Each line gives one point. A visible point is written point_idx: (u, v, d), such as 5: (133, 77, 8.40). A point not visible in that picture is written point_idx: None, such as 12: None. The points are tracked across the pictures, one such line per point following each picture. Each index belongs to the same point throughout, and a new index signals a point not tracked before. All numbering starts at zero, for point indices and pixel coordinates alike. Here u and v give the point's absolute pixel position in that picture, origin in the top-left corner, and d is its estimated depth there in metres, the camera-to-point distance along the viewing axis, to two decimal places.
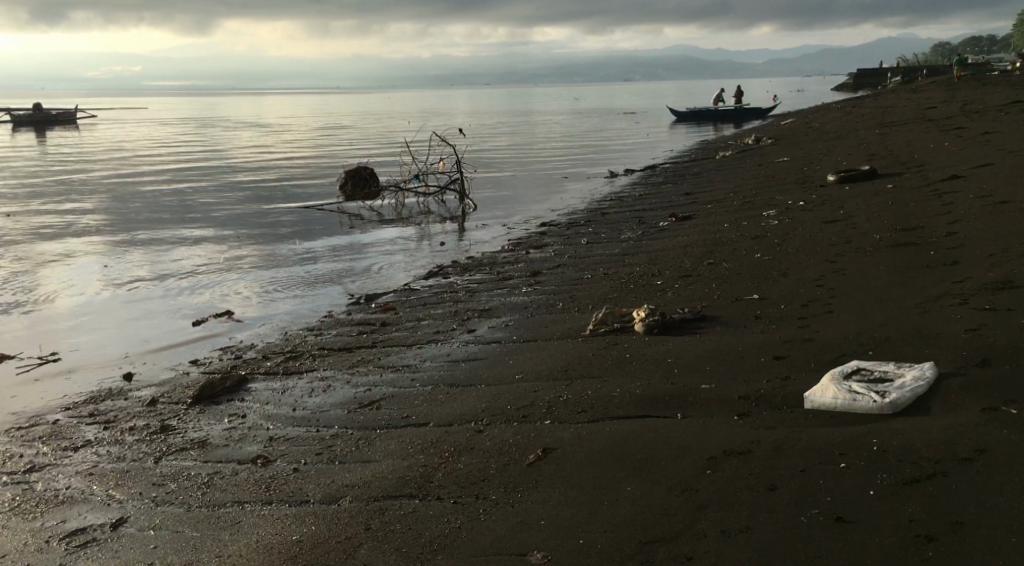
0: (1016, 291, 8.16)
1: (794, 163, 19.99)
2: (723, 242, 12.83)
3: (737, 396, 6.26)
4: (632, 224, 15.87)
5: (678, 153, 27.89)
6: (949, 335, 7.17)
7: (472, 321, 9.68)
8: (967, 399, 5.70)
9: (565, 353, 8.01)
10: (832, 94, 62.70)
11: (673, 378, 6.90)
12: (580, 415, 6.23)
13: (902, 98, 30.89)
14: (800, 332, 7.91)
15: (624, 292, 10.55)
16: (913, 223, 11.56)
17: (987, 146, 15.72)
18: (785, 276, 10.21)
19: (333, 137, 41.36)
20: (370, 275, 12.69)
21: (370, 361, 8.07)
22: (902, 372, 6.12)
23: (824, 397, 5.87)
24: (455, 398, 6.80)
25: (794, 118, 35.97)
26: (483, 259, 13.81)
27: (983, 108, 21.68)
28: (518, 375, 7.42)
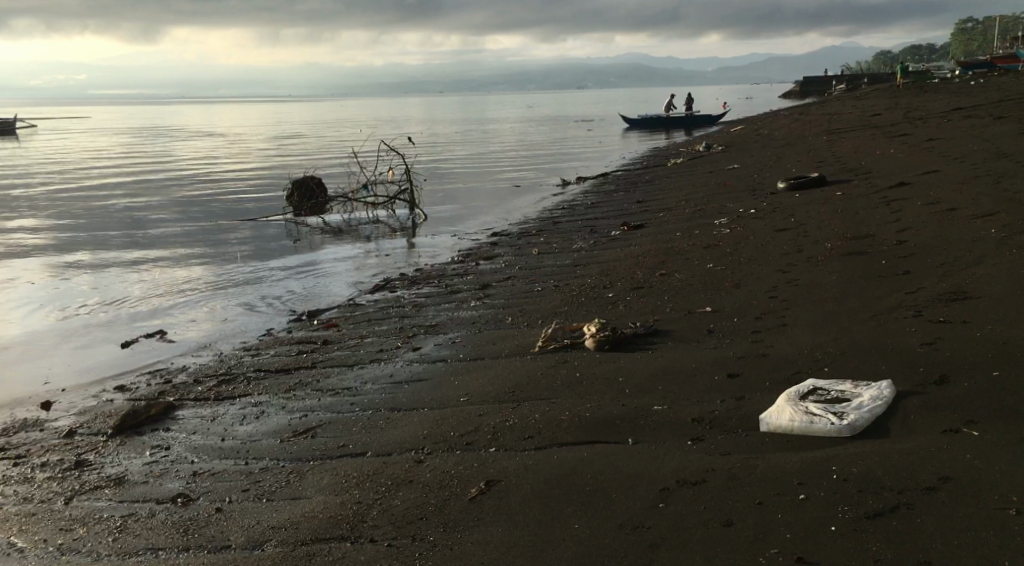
0: (969, 302, 8.03)
1: (742, 169, 19.97)
2: (674, 251, 12.63)
3: (690, 419, 5.98)
4: (584, 232, 15.67)
5: (628, 161, 27.85)
6: (905, 350, 6.99)
7: (417, 338, 9.33)
8: (928, 419, 5.49)
9: (515, 373, 7.63)
10: (784, 102, 63.42)
11: (623, 400, 6.60)
12: (527, 441, 5.92)
13: (849, 105, 31.47)
14: (754, 348, 7.69)
15: (577, 305, 10.23)
16: (864, 231, 11.47)
17: (934, 153, 15.78)
18: (738, 288, 10.01)
19: (284, 147, 40.77)
20: (314, 290, 12.33)
21: (309, 385, 7.72)
22: (860, 391, 5.88)
23: (780, 419, 5.62)
24: (397, 424, 6.47)
25: (741, 124, 36.21)
26: (431, 271, 13.49)
27: (924, 115, 21.93)
28: (463, 397, 7.08)
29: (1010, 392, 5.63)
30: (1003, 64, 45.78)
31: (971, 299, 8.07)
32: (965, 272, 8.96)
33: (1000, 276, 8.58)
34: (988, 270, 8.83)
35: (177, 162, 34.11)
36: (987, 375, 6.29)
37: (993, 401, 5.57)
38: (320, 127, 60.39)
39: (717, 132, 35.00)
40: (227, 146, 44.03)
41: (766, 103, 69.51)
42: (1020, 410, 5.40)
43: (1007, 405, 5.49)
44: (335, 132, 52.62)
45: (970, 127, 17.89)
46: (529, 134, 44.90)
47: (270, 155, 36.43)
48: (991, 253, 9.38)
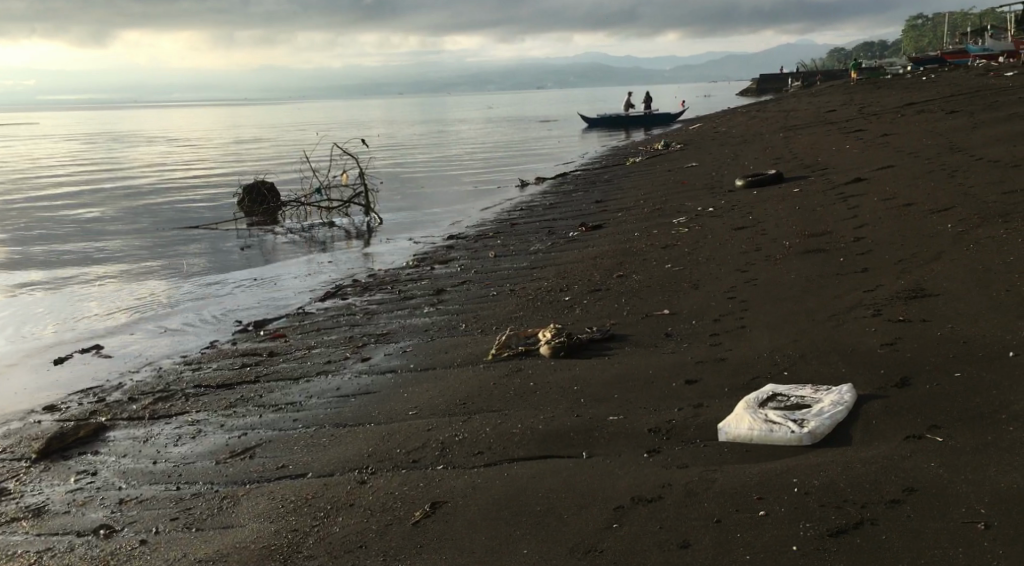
0: (927, 300, 7.88)
1: (700, 168, 19.84)
2: (632, 252, 12.43)
3: (647, 430, 5.75)
4: (541, 234, 15.42)
5: (585, 160, 27.66)
6: (865, 351, 6.81)
7: (367, 348, 9.03)
8: (891, 425, 5.29)
9: (466, 384, 7.35)
10: (738, 100, 63.69)
11: (578, 410, 6.35)
12: (476, 458, 5.64)
13: (805, 101, 31.63)
14: (712, 352, 7.48)
15: (533, 309, 9.99)
16: (821, 228, 11.34)
17: (888, 148, 15.74)
18: (696, 289, 9.81)
19: (238, 152, 40.16)
20: (262, 300, 12.02)
21: (250, 401, 7.41)
22: (821, 397, 5.68)
23: (739, 429, 5.39)
24: (340, 441, 6.17)
25: (697, 123, 36.20)
26: (384, 276, 13.17)
27: (878, 110, 21.97)
28: (412, 410, 6.79)
29: (973, 394, 5.45)
30: (952, 59, 46.18)
31: (930, 298, 7.92)
32: (923, 268, 8.83)
33: (958, 272, 8.46)
34: (948, 266, 8.69)
35: (128, 170, 33.43)
36: (949, 377, 6.11)
37: (957, 403, 5.39)
38: (276, 131, 59.67)
39: (674, 131, 34.95)
40: (180, 151, 43.32)
41: (721, 101, 69.87)
42: (984, 412, 5.23)
43: (970, 407, 5.32)
44: (290, 136, 52.04)
45: (923, 122, 17.90)
46: (486, 135, 44.65)
47: (223, 160, 35.85)
48: (948, 249, 9.27)
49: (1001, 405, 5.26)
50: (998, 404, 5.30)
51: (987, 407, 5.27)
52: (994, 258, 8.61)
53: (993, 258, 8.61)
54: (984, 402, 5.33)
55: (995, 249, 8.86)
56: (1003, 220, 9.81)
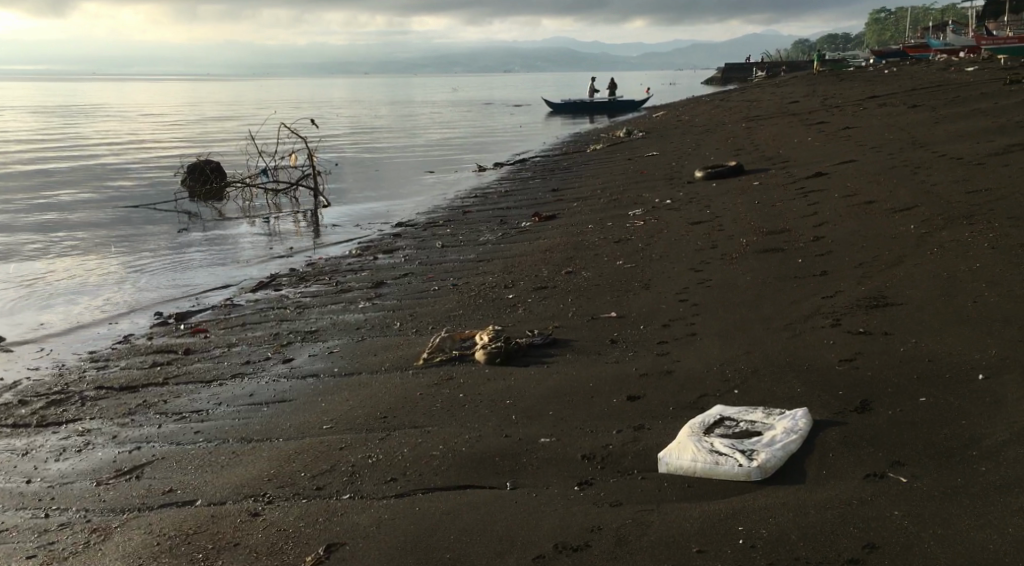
0: (890, 309, 7.38)
1: (659, 158, 19.31)
2: (584, 246, 11.84)
3: (580, 456, 5.20)
4: (492, 224, 14.78)
5: (544, 147, 27.02)
6: (823, 369, 6.30)
7: (291, 347, 8.25)
8: (849, 459, 4.78)
9: (391, 394, 6.68)
10: (701, 89, 63.28)
11: (507, 430, 5.74)
12: (389, 485, 5.02)
13: (769, 91, 31.35)
14: (658, 363, 6.91)
15: (473, 308, 9.38)
16: (780, 225, 10.83)
17: (849, 141, 15.28)
18: (647, 289, 9.23)
19: (190, 131, 39.04)
20: (189, 291, 11.29)
21: (151, 407, 6.70)
22: (772, 423, 5.15)
23: (680, 459, 4.85)
24: (241, 459, 5.48)
25: (659, 111, 35.72)
26: (323, 267, 12.42)
27: (841, 102, 21.61)
28: (327, 422, 6.11)
29: (939, 428, 4.99)
30: (913, 52, 46.01)
31: (892, 307, 7.43)
32: (885, 273, 8.35)
33: (921, 278, 7.98)
34: (912, 272, 8.21)
35: (73, 147, 32.29)
36: (913, 402, 5.59)
37: (922, 438, 4.91)
38: (234, 109, 58.38)
39: (635, 119, 34.40)
40: (131, 128, 42.10)
41: (684, 90, 69.54)
42: (951, 449, 4.75)
43: (936, 443, 4.84)
44: (247, 115, 50.76)
45: (885, 115, 17.49)
46: (447, 119, 43.90)
47: (173, 139, 34.76)
48: (911, 252, 8.80)
49: (970, 441, 4.79)
50: (967, 439, 4.84)
51: (955, 443, 4.80)
52: (959, 264, 8.14)
53: (958, 264, 8.15)
54: (952, 438, 4.86)
55: (961, 254, 8.40)
56: (968, 221, 9.36)
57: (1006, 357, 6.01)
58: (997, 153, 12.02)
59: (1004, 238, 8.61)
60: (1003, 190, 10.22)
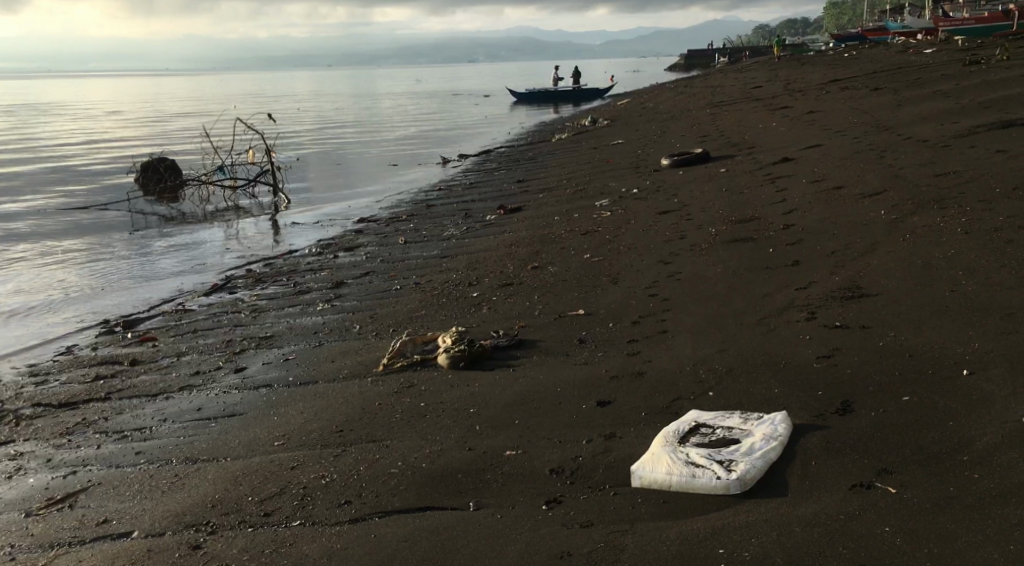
0: (866, 300, 7.13)
1: (624, 146, 19.02)
2: (550, 240, 11.51)
3: (549, 469, 4.89)
4: (456, 218, 14.41)
5: (508, 138, 26.68)
6: (801, 367, 6.02)
7: (244, 355, 7.81)
8: (833, 467, 4.53)
9: (349, 404, 6.28)
10: (663, 76, 63.19)
11: (471, 442, 5.40)
12: (342, 509, 4.67)
13: (731, 77, 31.19)
14: (629, 364, 6.59)
15: (436, 307, 9.00)
16: (749, 213, 10.56)
17: (814, 126, 15.08)
18: (615, 284, 8.91)
19: (148, 129, 38.22)
20: (140, 298, 10.82)
21: (91, 426, 6.29)
22: (750, 429, 4.87)
23: (655, 472, 4.57)
24: (183, 483, 5.10)
25: (622, 99, 35.46)
26: (281, 267, 11.97)
27: (803, 86, 21.43)
28: (279, 438, 5.71)
29: (925, 430, 4.75)
30: (871, 37, 46.13)
31: (868, 298, 7.17)
32: (858, 262, 8.09)
33: (896, 266, 7.73)
34: (887, 260, 7.96)
35: (24, 149, 31.40)
36: (897, 402, 5.33)
37: (909, 442, 4.67)
38: (194, 106, 57.32)
39: (598, 108, 34.11)
40: (86, 127, 41.11)
41: (646, 77, 69.39)
42: (940, 454, 4.50)
43: (924, 447, 4.60)
44: (206, 110, 49.83)
45: (849, 99, 17.30)
46: (409, 112, 43.35)
47: (129, 138, 33.96)
48: (883, 239, 8.55)
49: (959, 444, 4.56)
50: (956, 442, 4.60)
51: (943, 447, 4.56)
52: (935, 250, 7.90)
53: (932, 251, 7.90)
54: (940, 441, 4.62)
55: (935, 240, 8.16)
56: (939, 205, 9.14)
57: (990, 350, 5.77)
58: (963, 134, 11.84)
59: (977, 222, 8.39)
60: (972, 172, 10.04)
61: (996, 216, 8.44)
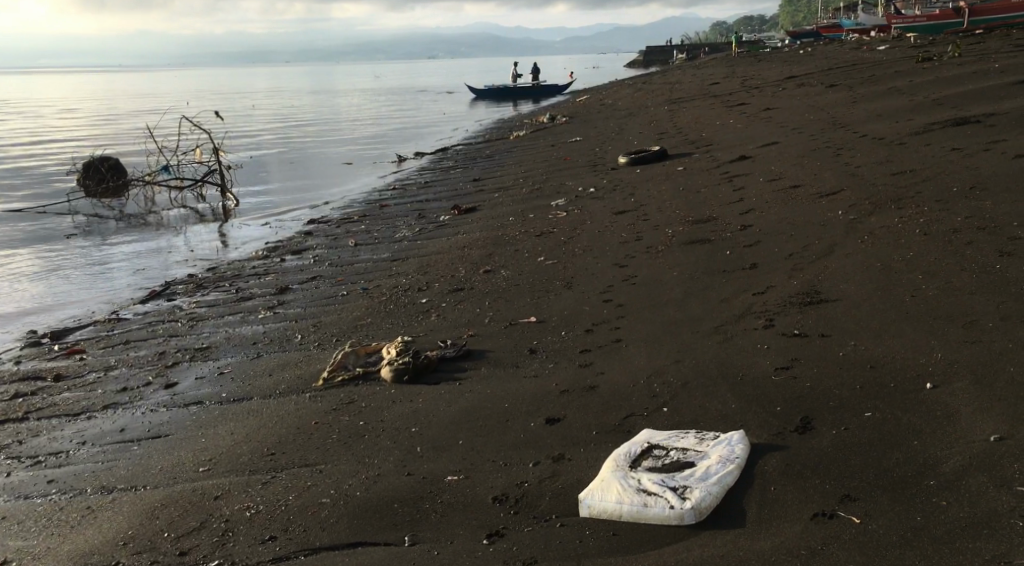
0: (825, 306, 6.88)
1: (582, 144, 18.70)
2: (504, 242, 11.16)
3: (492, 497, 4.59)
4: (409, 219, 14.00)
5: (464, 135, 26.26)
6: (759, 379, 5.75)
7: (176, 369, 7.37)
8: (793, 494, 4.30)
9: (284, 420, 5.87)
10: (622, 73, 62.99)
11: (411, 464, 5.07)
12: (264, 546, 4.44)
13: (688, 74, 31.03)
14: (581, 376, 6.28)
15: (382, 314, 8.62)
16: (706, 214, 10.32)
17: (771, 123, 14.88)
18: (568, 289, 8.61)
19: (97, 128, 37.25)
20: (73, 307, 10.32)
21: (3, 451, 5.87)
22: (706, 450, 4.57)
23: (604, 501, 4.30)
24: (93, 517, 4.83)
25: (581, 96, 35.14)
26: (224, 272, 11.50)
27: (760, 83, 21.24)
28: (206, 462, 5.33)
29: (890, 449, 4.51)
30: (826, 33, 46.23)
31: (827, 303, 6.92)
32: (816, 265, 7.84)
33: (854, 270, 7.49)
34: (845, 263, 7.71)
35: None
36: (858, 418, 5.08)
37: (872, 462, 4.43)
38: (146, 103, 56.10)
39: (557, 104, 33.74)
40: (33, 126, 39.97)
41: (606, 73, 69.12)
42: (903, 480, 4.27)
43: (888, 469, 4.36)
44: (158, 108, 48.72)
45: (806, 96, 17.12)
46: (365, 109, 42.77)
47: (77, 137, 33.05)
48: (841, 241, 8.32)
49: (925, 466, 4.33)
50: (921, 464, 4.37)
51: (908, 469, 4.33)
52: (895, 253, 7.67)
53: (891, 253, 7.68)
54: (905, 462, 4.38)
55: (893, 242, 7.94)
56: (896, 205, 8.94)
57: (954, 361, 5.53)
58: (919, 131, 11.69)
59: (935, 223, 8.19)
60: (929, 171, 9.85)
61: (954, 217, 8.25)
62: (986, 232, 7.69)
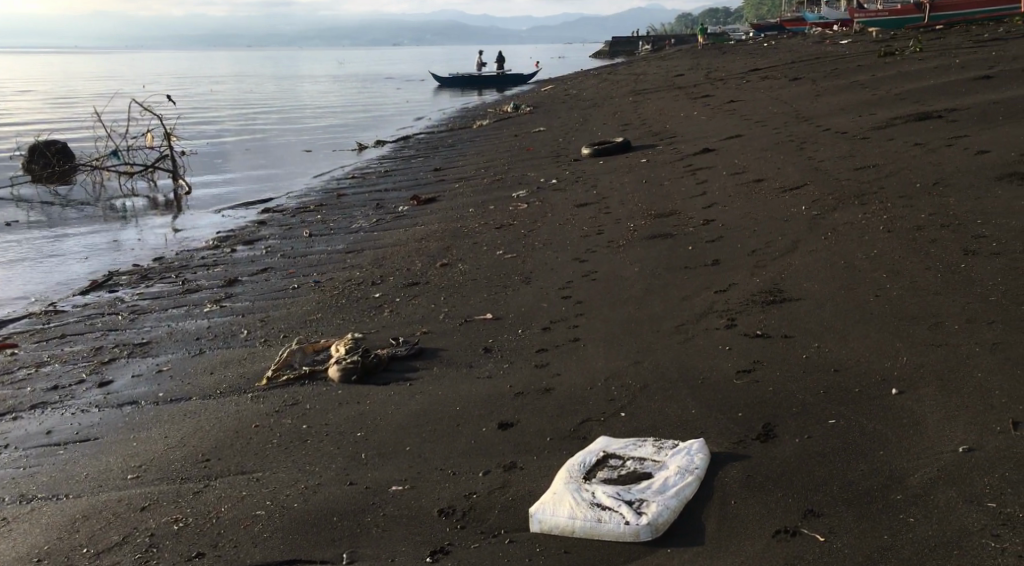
0: (788, 305, 6.70)
1: (546, 134, 18.46)
2: (461, 234, 10.89)
3: (439, 509, 4.36)
4: (367, 209, 13.67)
5: (427, 124, 25.91)
6: (719, 382, 5.55)
7: (112, 366, 7.03)
8: (754, 509, 4.12)
9: (224, 423, 5.58)
10: (587, 63, 62.76)
11: (353, 472, 4.82)
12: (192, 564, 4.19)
13: (652, 66, 30.84)
14: (537, 377, 6.05)
15: (334, 308, 8.33)
16: (667, 207, 10.12)
17: (734, 116, 14.72)
18: (527, 285, 8.36)
19: (51, 111, 36.34)
20: (10, 298, 9.90)
21: None
22: (665, 460, 4.37)
23: (556, 515, 4.09)
24: (8, 531, 4.56)
25: (545, 86, 34.86)
26: (171, 262, 11.11)
27: (724, 76, 21.10)
28: (136, 468, 5.04)
29: (854, 461, 4.35)
30: (789, 26, 46.25)
31: (790, 302, 6.74)
32: (778, 262, 7.67)
33: (818, 268, 7.32)
34: (809, 260, 7.54)
35: None
36: (822, 425, 4.89)
37: (837, 474, 4.28)
38: (102, 85, 54.95)
39: (521, 93, 33.43)
40: None
41: (571, 62, 68.86)
42: (869, 495, 4.11)
43: (853, 482, 4.21)
44: (115, 92, 47.70)
45: (770, 88, 17.00)
46: (326, 96, 42.14)
47: (28, 120, 32.20)
48: (804, 237, 8.15)
49: (890, 480, 4.18)
50: (888, 479, 4.20)
51: (873, 483, 4.18)
52: (858, 250, 7.51)
53: (854, 250, 7.52)
54: (870, 475, 4.23)
55: (857, 239, 7.78)
56: (859, 201, 8.79)
57: (919, 365, 5.36)
58: (882, 126, 11.57)
59: (899, 220, 8.04)
60: (892, 166, 9.71)
61: (918, 213, 8.10)
62: (950, 230, 7.55)
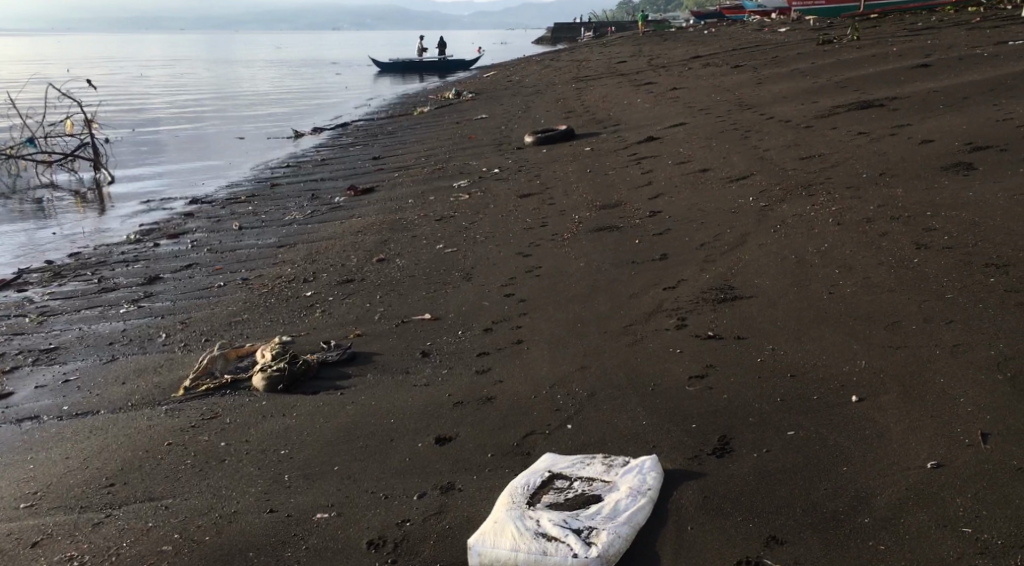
0: (739, 303, 6.39)
1: (487, 121, 18.01)
2: (399, 226, 10.44)
3: (370, 543, 4.00)
4: (302, 200, 13.13)
5: (366, 111, 25.27)
6: (671, 388, 5.22)
7: (15, 376, 6.49)
8: (713, 538, 3.83)
9: (136, 439, 5.11)
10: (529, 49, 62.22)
11: (274, 496, 4.40)
12: None
13: (594, 52, 30.47)
14: (477, 383, 5.67)
15: (261, 308, 7.84)
16: (612, 198, 9.78)
17: (677, 104, 14.44)
18: (467, 281, 7.96)
19: None
20: None
21: None
22: (615, 481, 4.03)
23: (497, 547, 3.73)
24: None
25: (487, 71, 34.32)
26: (89, 259, 10.50)
27: (668, 62, 20.80)
28: (33, 498, 4.59)
29: (818, 479, 4.08)
30: (729, 13, 46.19)
31: (742, 301, 6.43)
32: (728, 257, 7.37)
33: (769, 263, 7.03)
34: (759, 254, 7.25)
35: None
36: (780, 437, 4.59)
37: (800, 495, 4.00)
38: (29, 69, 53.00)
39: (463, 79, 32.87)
40: None
41: (513, 49, 68.20)
42: (837, 521, 3.85)
43: (818, 504, 3.95)
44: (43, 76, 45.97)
45: (713, 75, 16.75)
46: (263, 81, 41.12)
47: None
48: (753, 230, 7.87)
49: (857, 502, 3.93)
50: (855, 501, 3.94)
51: (839, 506, 3.93)
52: (809, 244, 7.24)
53: (804, 244, 7.25)
54: (835, 496, 3.97)
55: (807, 231, 7.52)
56: (807, 192, 8.54)
57: (879, 368, 5.09)
58: (826, 114, 11.36)
59: (849, 211, 7.79)
60: (838, 155, 9.48)
61: (867, 205, 7.87)
62: (902, 221, 7.32)
